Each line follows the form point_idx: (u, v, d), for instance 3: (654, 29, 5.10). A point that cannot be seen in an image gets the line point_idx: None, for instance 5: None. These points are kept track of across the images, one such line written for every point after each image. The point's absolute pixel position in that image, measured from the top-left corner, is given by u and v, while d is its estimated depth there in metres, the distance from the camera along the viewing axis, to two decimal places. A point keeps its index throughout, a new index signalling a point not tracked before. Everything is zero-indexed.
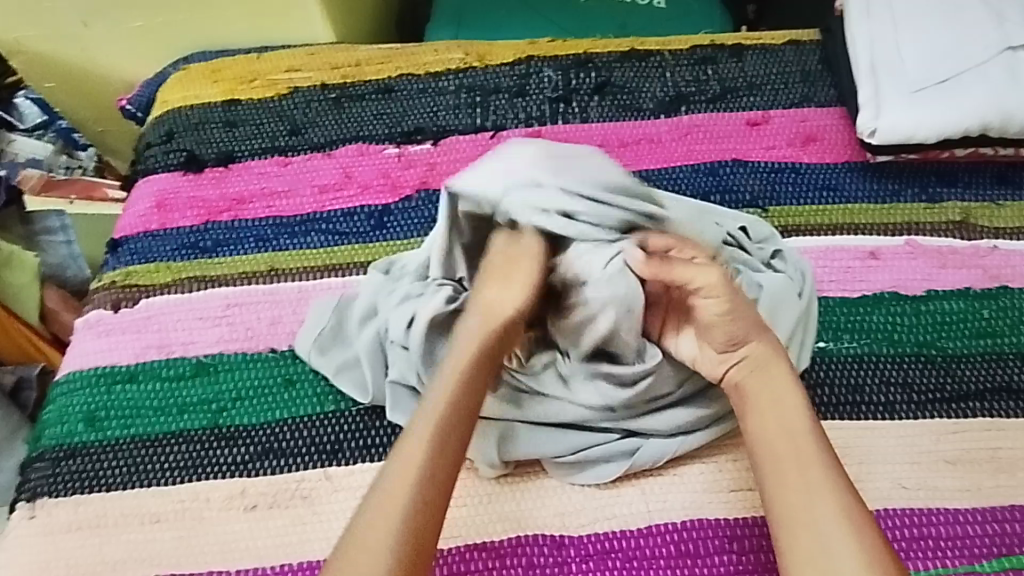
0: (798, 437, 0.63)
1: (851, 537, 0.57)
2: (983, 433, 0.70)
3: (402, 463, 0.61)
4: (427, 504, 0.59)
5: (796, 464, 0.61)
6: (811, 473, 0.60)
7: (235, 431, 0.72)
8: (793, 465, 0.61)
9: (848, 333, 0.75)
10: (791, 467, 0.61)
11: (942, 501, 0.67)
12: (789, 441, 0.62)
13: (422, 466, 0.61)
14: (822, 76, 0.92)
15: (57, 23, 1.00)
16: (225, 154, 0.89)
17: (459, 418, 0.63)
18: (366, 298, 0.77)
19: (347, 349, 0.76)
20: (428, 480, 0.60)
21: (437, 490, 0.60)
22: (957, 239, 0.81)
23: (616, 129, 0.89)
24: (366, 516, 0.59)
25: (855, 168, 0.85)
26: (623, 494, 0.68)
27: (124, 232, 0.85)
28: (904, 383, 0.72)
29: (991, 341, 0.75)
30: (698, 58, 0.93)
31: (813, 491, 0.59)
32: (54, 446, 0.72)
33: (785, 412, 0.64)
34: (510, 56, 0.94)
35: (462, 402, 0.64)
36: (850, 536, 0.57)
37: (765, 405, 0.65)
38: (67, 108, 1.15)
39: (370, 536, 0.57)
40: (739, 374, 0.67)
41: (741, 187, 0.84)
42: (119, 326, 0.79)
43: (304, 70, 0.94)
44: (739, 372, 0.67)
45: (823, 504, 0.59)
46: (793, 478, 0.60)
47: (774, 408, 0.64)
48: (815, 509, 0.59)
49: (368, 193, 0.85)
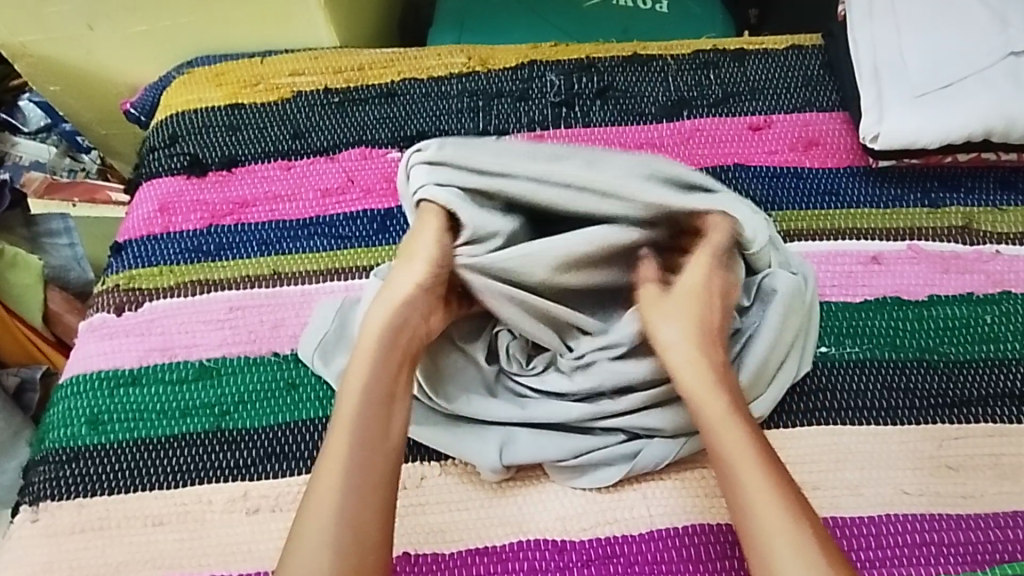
0: (745, 451, 0.61)
1: (799, 556, 0.56)
2: (986, 439, 0.70)
3: (328, 469, 0.60)
4: (364, 496, 0.60)
5: (744, 482, 0.60)
6: (764, 487, 0.59)
7: (237, 435, 0.72)
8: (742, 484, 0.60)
9: (851, 338, 0.75)
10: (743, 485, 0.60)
11: (945, 507, 0.67)
12: (737, 457, 0.61)
13: (346, 477, 0.60)
14: (824, 81, 0.92)
15: (61, 27, 1.00)
16: (228, 157, 0.89)
17: (373, 427, 0.62)
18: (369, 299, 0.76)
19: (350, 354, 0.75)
20: (359, 472, 0.60)
21: (372, 479, 0.60)
22: (960, 244, 0.81)
23: (618, 134, 0.89)
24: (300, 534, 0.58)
25: (857, 172, 0.86)
26: (625, 498, 0.68)
27: (128, 235, 0.85)
28: (906, 388, 0.72)
29: (993, 347, 0.75)
30: (700, 63, 0.94)
31: (763, 509, 0.58)
32: (57, 449, 0.73)
33: (733, 425, 0.63)
34: (512, 60, 0.95)
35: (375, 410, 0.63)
36: (798, 555, 0.56)
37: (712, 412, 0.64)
38: (71, 111, 1.16)
39: (308, 539, 0.57)
40: (690, 379, 0.65)
41: (743, 191, 0.85)
42: (122, 329, 0.79)
43: (307, 74, 0.94)
44: (689, 376, 0.65)
45: (772, 523, 0.57)
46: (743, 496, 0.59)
47: (722, 422, 0.63)
48: (764, 528, 0.57)
49: (370, 197, 0.86)
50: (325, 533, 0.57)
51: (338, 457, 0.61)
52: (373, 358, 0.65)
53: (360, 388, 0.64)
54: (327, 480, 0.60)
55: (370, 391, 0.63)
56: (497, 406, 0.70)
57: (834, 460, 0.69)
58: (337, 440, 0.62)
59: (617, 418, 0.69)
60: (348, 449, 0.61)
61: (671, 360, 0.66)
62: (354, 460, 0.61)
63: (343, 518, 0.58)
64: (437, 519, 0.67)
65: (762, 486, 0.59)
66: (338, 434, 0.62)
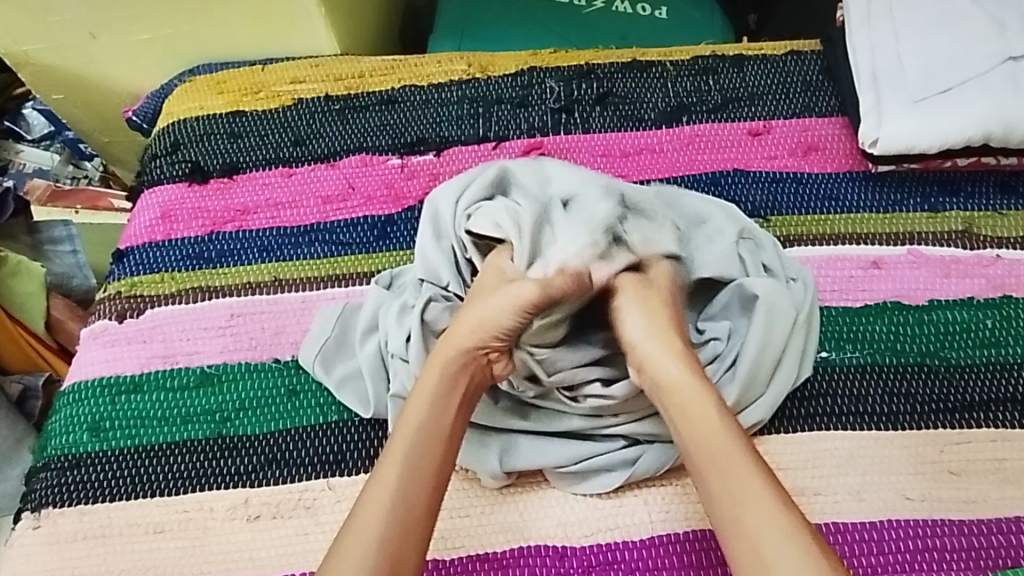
0: (732, 447, 0.61)
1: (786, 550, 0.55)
2: (987, 444, 0.70)
3: (375, 493, 0.60)
4: (405, 527, 0.59)
5: (724, 475, 0.60)
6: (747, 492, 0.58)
7: (238, 442, 0.72)
8: (726, 477, 0.60)
9: (851, 343, 0.75)
10: (727, 479, 0.59)
11: (947, 512, 0.66)
12: (720, 453, 0.61)
13: (386, 501, 0.60)
14: (823, 85, 0.92)
15: (64, 37, 1.01)
16: (230, 164, 0.89)
17: (426, 452, 0.62)
18: (369, 309, 0.77)
19: (350, 359, 0.76)
20: (402, 504, 0.60)
21: (414, 515, 0.60)
22: (960, 248, 0.81)
23: (618, 140, 0.89)
24: (338, 546, 0.58)
25: (857, 177, 0.86)
26: (626, 504, 0.68)
27: (130, 242, 0.85)
28: (907, 393, 0.72)
29: (994, 351, 0.75)
30: (699, 68, 0.94)
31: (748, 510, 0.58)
32: (59, 456, 0.73)
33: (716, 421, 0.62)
34: (512, 67, 0.95)
35: (429, 438, 0.63)
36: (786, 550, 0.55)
37: (695, 423, 0.62)
38: (73, 120, 1.17)
39: (345, 560, 0.57)
40: (674, 392, 0.64)
41: (743, 197, 0.85)
42: (124, 336, 0.79)
43: (307, 82, 0.95)
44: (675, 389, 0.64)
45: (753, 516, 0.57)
46: (725, 490, 0.59)
47: (703, 420, 0.62)
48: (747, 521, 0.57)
49: (371, 204, 0.86)
50: (364, 556, 0.57)
51: (381, 480, 0.61)
52: (430, 396, 0.65)
53: (415, 422, 0.64)
54: (373, 503, 0.60)
55: (427, 419, 0.64)
56: (499, 416, 0.70)
57: (835, 466, 0.69)
58: (389, 466, 0.61)
59: (619, 426, 0.69)
60: (398, 478, 0.61)
61: (660, 379, 0.65)
62: (400, 489, 0.60)
63: (384, 546, 0.58)
64: (437, 525, 0.67)
65: (751, 481, 0.59)
66: (389, 460, 0.62)
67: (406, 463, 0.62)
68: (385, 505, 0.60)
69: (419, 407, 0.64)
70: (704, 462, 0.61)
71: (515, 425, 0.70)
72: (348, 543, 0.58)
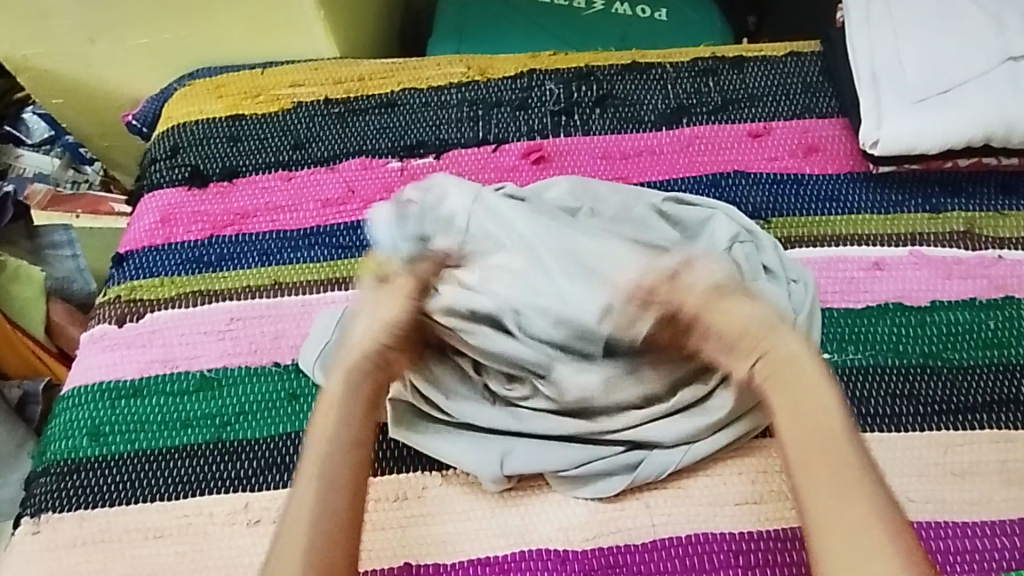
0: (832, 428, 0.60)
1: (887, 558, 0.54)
2: (991, 446, 0.69)
3: (300, 499, 0.60)
4: (330, 539, 0.58)
5: (829, 473, 0.58)
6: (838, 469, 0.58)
7: (237, 446, 0.72)
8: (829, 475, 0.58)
9: (853, 344, 0.75)
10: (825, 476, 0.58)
11: (951, 514, 0.66)
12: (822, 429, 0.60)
13: (309, 506, 0.60)
14: (823, 87, 0.92)
15: (63, 41, 1.01)
16: (230, 169, 0.89)
17: (347, 451, 0.63)
18: None
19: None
20: (328, 518, 0.59)
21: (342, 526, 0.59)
22: (962, 249, 0.80)
23: (618, 142, 0.89)
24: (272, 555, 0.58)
25: (858, 178, 0.85)
26: (628, 507, 0.67)
27: (129, 247, 0.85)
28: (910, 395, 0.72)
29: (997, 352, 0.74)
30: (698, 70, 0.94)
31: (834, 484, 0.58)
32: (58, 461, 0.72)
33: (828, 424, 0.61)
34: (511, 69, 0.95)
35: (347, 437, 0.63)
36: (882, 540, 0.54)
37: (807, 405, 0.61)
38: (73, 124, 1.17)
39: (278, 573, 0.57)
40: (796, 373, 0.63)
41: (743, 198, 0.84)
42: (123, 340, 0.79)
43: (307, 85, 0.95)
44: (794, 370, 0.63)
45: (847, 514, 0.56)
46: (825, 480, 0.58)
47: (820, 405, 0.61)
48: (844, 519, 0.56)
49: (370, 207, 0.86)
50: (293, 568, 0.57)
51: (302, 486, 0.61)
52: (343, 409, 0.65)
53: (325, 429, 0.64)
54: (296, 514, 0.59)
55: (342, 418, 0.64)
56: (493, 417, 0.69)
57: None
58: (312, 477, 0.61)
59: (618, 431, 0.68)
60: (321, 488, 0.61)
61: (784, 356, 0.64)
62: (325, 497, 0.60)
63: (311, 553, 0.57)
64: (438, 530, 0.67)
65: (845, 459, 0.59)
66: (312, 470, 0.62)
67: (326, 465, 0.62)
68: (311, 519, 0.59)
69: (328, 414, 0.64)
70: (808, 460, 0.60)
71: (509, 426, 0.69)
72: (280, 549, 0.58)
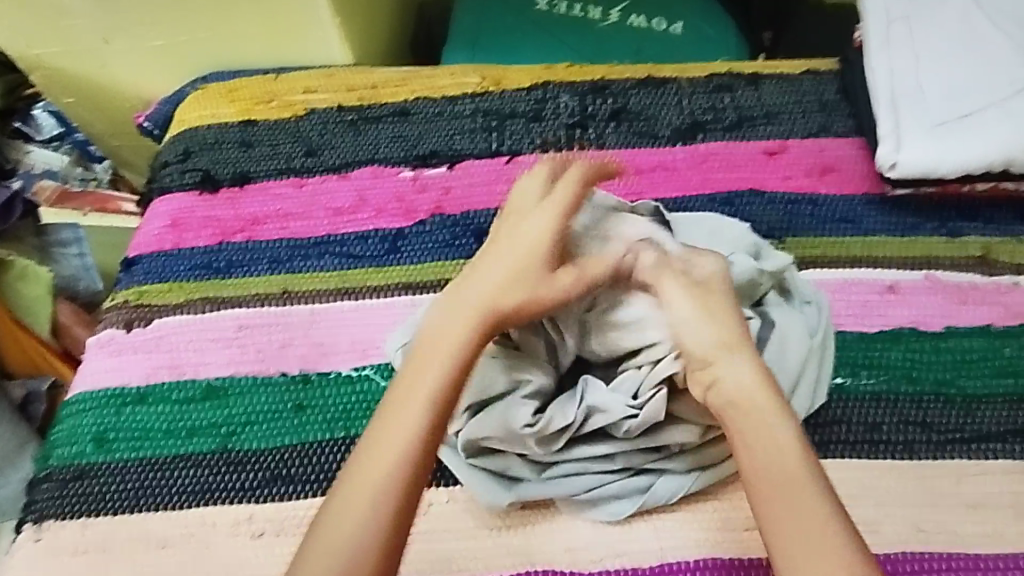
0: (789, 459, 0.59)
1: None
2: (1006, 477, 0.69)
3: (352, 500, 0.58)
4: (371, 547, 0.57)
5: (794, 507, 0.57)
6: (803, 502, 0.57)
7: (243, 456, 0.72)
8: (789, 500, 0.57)
9: (867, 369, 0.74)
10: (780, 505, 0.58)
11: (963, 546, 0.65)
12: (777, 461, 0.59)
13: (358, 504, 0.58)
14: (840, 106, 0.91)
15: (78, 41, 1.01)
16: (241, 174, 0.89)
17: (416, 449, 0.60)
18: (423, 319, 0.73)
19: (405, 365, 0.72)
20: (407, 466, 0.59)
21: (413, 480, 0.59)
22: (977, 275, 0.80)
23: (632, 157, 0.88)
24: (310, 545, 0.57)
25: (874, 200, 0.85)
26: (636, 530, 0.67)
27: (139, 251, 0.85)
28: (923, 423, 0.71)
29: (1012, 380, 0.73)
30: (714, 86, 0.93)
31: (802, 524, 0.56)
32: (62, 466, 0.72)
33: (779, 447, 0.60)
34: (526, 80, 0.94)
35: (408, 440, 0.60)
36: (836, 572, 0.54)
37: (761, 443, 0.60)
38: (84, 123, 1.16)
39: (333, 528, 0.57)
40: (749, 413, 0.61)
41: (757, 218, 0.84)
42: (130, 345, 0.78)
43: (321, 92, 0.94)
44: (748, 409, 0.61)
45: (813, 540, 0.56)
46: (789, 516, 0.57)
47: (772, 441, 0.60)
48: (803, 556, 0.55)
49: (381, 217, 0.85)
50: (359, 525, 0.57)
51: (359, 481, 0.59)
52: (452, 361, 0.63)
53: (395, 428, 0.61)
54: (342, 509, 0.58)
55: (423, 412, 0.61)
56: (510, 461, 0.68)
57: (849, 495, 0.67)
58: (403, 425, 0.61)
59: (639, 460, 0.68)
60: (402, 462, 0.60)
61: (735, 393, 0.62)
62: (406, 446, 0.60)
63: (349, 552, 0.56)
64: (443, 547, 0.66)
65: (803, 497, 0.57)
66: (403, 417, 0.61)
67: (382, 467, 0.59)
68: (382, 484, 0.59)
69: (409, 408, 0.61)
70: (769, 485, 0.58)
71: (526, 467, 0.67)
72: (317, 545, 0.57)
